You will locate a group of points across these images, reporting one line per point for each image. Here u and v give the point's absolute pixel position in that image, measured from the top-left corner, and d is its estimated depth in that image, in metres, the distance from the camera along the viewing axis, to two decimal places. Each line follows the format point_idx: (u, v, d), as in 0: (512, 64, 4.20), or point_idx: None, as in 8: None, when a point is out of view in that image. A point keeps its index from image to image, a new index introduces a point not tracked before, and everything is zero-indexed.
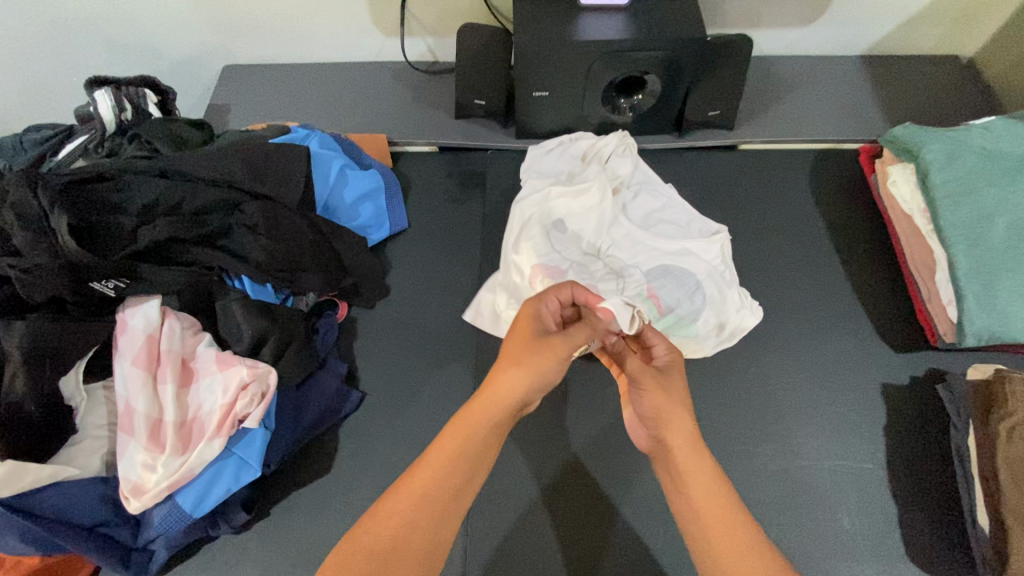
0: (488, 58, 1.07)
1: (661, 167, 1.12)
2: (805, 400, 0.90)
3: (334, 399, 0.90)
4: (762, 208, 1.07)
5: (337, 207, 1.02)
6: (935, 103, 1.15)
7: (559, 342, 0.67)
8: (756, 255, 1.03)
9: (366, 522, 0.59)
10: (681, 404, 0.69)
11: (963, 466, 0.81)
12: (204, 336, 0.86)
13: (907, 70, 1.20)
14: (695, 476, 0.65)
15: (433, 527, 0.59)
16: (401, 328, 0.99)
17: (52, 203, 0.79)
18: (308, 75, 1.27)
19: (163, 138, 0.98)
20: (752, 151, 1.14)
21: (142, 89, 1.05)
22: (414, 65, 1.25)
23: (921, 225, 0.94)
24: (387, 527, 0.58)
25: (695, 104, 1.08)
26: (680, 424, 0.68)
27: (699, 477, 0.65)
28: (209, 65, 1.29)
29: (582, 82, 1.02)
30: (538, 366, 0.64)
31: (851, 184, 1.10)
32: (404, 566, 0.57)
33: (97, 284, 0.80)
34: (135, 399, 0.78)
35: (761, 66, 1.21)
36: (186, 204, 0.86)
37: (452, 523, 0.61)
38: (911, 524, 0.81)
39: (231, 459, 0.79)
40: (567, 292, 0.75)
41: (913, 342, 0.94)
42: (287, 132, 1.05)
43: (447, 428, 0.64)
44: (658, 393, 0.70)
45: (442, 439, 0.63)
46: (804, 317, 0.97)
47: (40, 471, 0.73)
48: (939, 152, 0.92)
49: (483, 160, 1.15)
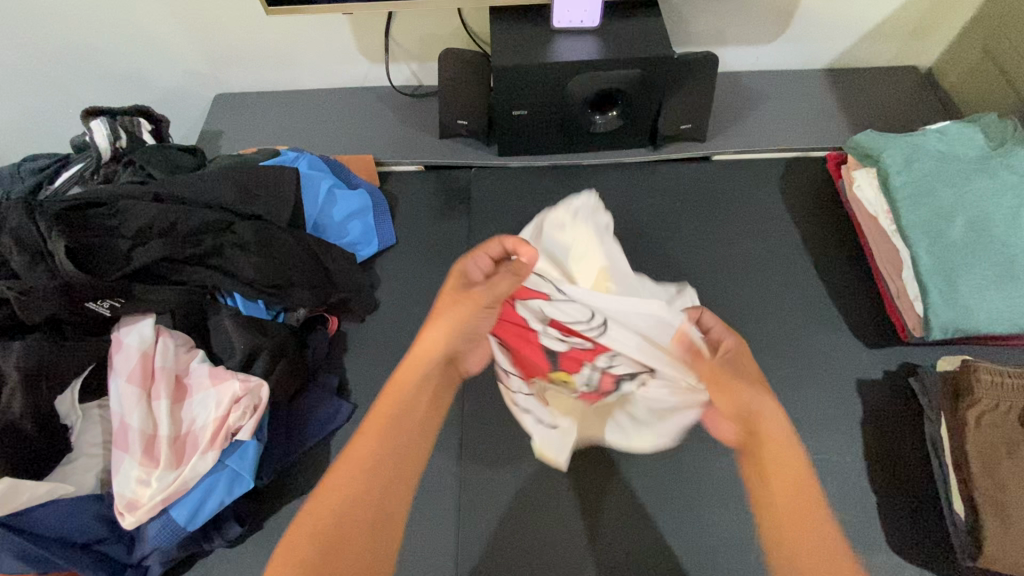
0: (469, 79, 1.12)
1: (639, 179, 1.17)
2: (784, 397, 0.93)
3: (325, 411, 0.92)
4: (736, 215, 1.12)
5: (327, 225, 1.06)
6: (896, 112, 1.21)
7: (476, 295, 0.79)
8: (731, 260, 1.07)
9: (312, 503, 0.66)
10: (772, 405, 0.75)
11: (938, 455, 0.84)
12: (197, 352, 0.88)
13: (868, 82, 1.27)
14: (779, 465, 0.70)
15: (377, 499, 0.68)
16: (391, 340, 1.02)
17: (50, 227, 0.82)
18: (297, 101, 1.31)
19: (157, 164, 1.02)
20: (725, 162, 1.19)
21: (136, 118, 1.09)
22: (399, 90, 1.30)
23: (885, 226, 0.98)
24: (331, 503, 0.66)
25: (667, 119, 1.13)
26: (773, 417, 0.74)
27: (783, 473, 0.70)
28: (202, 94, 1.34)
29: (558, 101, 1.08)
30: (455, 321, 0.78)
31: (821, 189, 1.14)
32: (352, 539, 0.65)
33: (93, 304, 0.83)
34: (129, 416, 0.80)
35: (730, 82, 1.27)
36: (179, 226, 0.89)
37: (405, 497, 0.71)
38: (891, 513, 0.84)
39: (225, 472, 0.81)
40: (494, 246, 0.82)
41: (885, 338, 0.97)
42: (277, 156, 1.09)
43: (378, 401, 0.73)
44: (726, 395, 0.77)
45: (374, 412, 0.72)
46: (781, 318, 1.00)
47: (36, 489, 0.74)
48: (898, 157, 0.97)
49: (467, 177, 1.19)
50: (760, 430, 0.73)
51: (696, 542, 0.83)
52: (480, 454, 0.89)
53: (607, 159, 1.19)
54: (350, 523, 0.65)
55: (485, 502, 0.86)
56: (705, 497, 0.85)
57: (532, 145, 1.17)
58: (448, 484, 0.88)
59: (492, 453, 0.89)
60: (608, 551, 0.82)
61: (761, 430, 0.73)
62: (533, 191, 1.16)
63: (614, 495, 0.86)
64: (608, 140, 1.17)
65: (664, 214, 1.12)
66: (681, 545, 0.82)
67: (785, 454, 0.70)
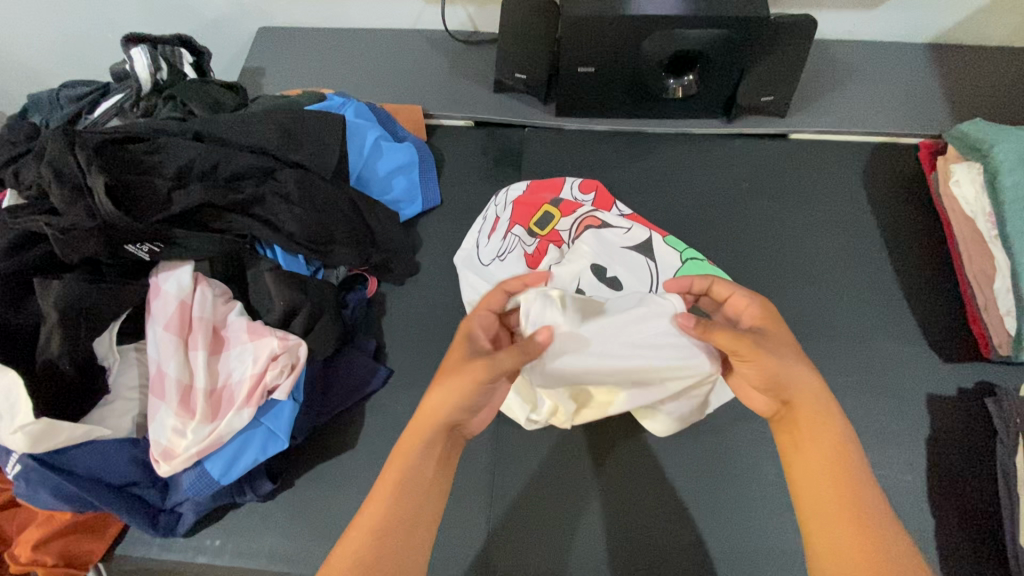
0: (533, 31, 1.02)
1: (705, 153, 1.08)
2: (844, 403, 0.87)
3: (361, 375, 0.89)
4: (811, 201, 1.02)
5: (371, 178, 1.00)
6: (1009, 96, 1.07)
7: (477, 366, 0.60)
8: (799, 249, 0.98)
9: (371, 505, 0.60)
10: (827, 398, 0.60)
11: (1009, 487, 0.78)
12: (235, 304, 0.85)
13: (978, 61, 1.12)
14: (815, 446, 0.59)
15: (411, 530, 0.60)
16: (432, 306, 0.97)
17: (89, 162, 0.78)
18: (344, 40, 1.23)
19: (198, 100, 0.96)
20: (803, 141, 1.08)
21: (178, 49, 1.03)
22: (453, 35, 1.21)
23: (983, 230, 0.89)
24: (371, 519, 0.58)
25: (747, 87, 1.02)
26: (823, 427, 0.60)
27: (827, 478, 0.58)
28: (245, 24, 1.26)
29: (629, 58, 0.98)
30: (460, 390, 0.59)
31: (908, 180, 1.04)
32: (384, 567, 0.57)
33: (132, 247, 0.80)
34: (166, 364, 0.78)
35: (817, 52, 1.15)
36: (221, 169, 0.85)
37: (429, 523, 0.61)
38: (949, 541, 0.78)
39: (260, 430, 0.79)
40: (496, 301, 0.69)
41: (963, 351, 0.89)
42: (323, 100, 1.02)
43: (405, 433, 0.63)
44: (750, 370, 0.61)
45: (404, 439, 0.62)
46: (849, 320, 0.93)
47: (73, 430, 0.73)
48: (1010, 153, 0.87)
49: (519, 138, 1.12)
50: (793, 397, 0.60)
51: (738, 549, 0.78)
52: (515, 431, 0.86)
53: (673, 129, 1.10)
54: (383, 552, 0.57)
55: (521, 487, 0.83)
56: (752, 502, 0.81)
57: (592, 108, 1.09)
58: (479, 463, 0.85)
59: (531, 431, 0.86)
60: (643, 547, 0.78)
61: (808, 426, 0.60)
62: (590, 159, 1.08)
63: (653, 489, 0.82)
64: (677, 105, 1.07)
65: (729, 194, 1.04)
66: (720, 549, 0.78)
67: (825, 423, 0.60)
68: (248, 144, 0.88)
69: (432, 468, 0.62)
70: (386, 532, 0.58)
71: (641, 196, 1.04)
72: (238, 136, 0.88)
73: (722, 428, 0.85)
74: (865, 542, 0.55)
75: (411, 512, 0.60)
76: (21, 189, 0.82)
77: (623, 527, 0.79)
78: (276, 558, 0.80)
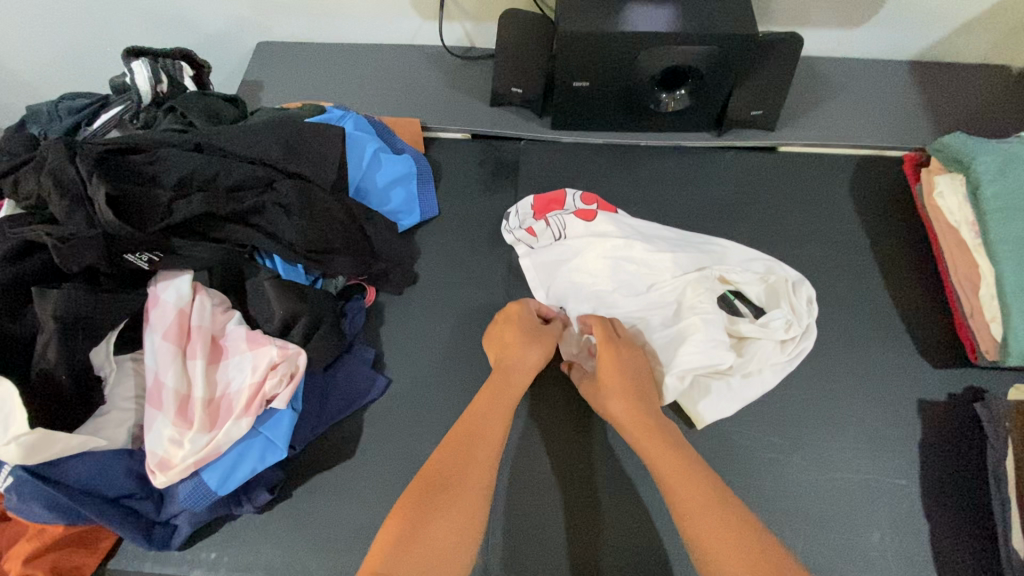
0: (528, 47, 1.05)
1: (697, 165, 1.11)
2: (838, 408, 0.88)
3: (360, 384, 0.90)
4: (800, 212, 1.05)
5: (370, 190, 1.01)
6: (988, 112, 1.11)
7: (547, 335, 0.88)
8: (790, 257, 1.01)
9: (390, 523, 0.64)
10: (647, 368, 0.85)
11: (1000, 490, 0.79)
12: (234, 313, 0.85)
13: (957, 77, 1.17)
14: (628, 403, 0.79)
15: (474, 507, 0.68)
16: (430, 315, 0.98)
17: (91, 172, 0.78)
18: (343, 55, 1.25)
19: (198, 112, 0.97)
20: (791, 154, 1.12)
21: (179, 62, 1.05)
22: (450, 51, 1.23)
23: (967, 239, 0.92)
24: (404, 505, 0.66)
25: (737, 102, 1.06)
26: (626, 378, 0.81)
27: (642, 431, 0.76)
28: (245, 39, 1.28)
29: (622, 74, 1.01)
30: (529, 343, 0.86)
31: (893, 191, 1.07)
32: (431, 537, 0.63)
33: (131, 257, 0.80)
34: (164, 373, 0.78)
35: (804, 69, 1.18)
36: (221, 179, 0.86)
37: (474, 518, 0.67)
38: (944, 545, 0.79)
39: (258, 440, 0.79)
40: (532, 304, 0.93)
41: (951, 357, 0.92)
42: (322, 113, 1.03)
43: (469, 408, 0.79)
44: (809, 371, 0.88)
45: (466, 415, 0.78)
46: (841, 327, 0.94)
47: (68, 441, 0.72)
48: (991, 165, 0.91)
49: (516, 150, 1.14)
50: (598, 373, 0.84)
51: None
52: (514, 439, 0.87)
53: (666, 142, 1.12)
54: (437, 516, 0.65)
55: (519, 495, 0.83)
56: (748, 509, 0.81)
57: (586, 122, 1.12)
58: None
59: (531, 440, 0.87)
60: (642, 554, 0.79)
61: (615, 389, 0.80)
62: (585, 171, 1.10)
63: (651, 495, 0.83)
64: (669, 119, 1.10)
65: (722, 204, 1.06)
66: None
67: (625, 377, 0.81)
68: (248, 155, 0.89)
69: (484, 454, 0.73)
70: (430, 493, 0.67)
71: (635, 206, 1.06)
72: (239, 148, 0.89)
73: (717, 435, 0.86)
74: (680, 477, 0.69)
75: (479, 465, 0.72)
76: (20, 198, 0.81)
77: (622, 534, 0.80)
78: (272, 570, 0.79)
